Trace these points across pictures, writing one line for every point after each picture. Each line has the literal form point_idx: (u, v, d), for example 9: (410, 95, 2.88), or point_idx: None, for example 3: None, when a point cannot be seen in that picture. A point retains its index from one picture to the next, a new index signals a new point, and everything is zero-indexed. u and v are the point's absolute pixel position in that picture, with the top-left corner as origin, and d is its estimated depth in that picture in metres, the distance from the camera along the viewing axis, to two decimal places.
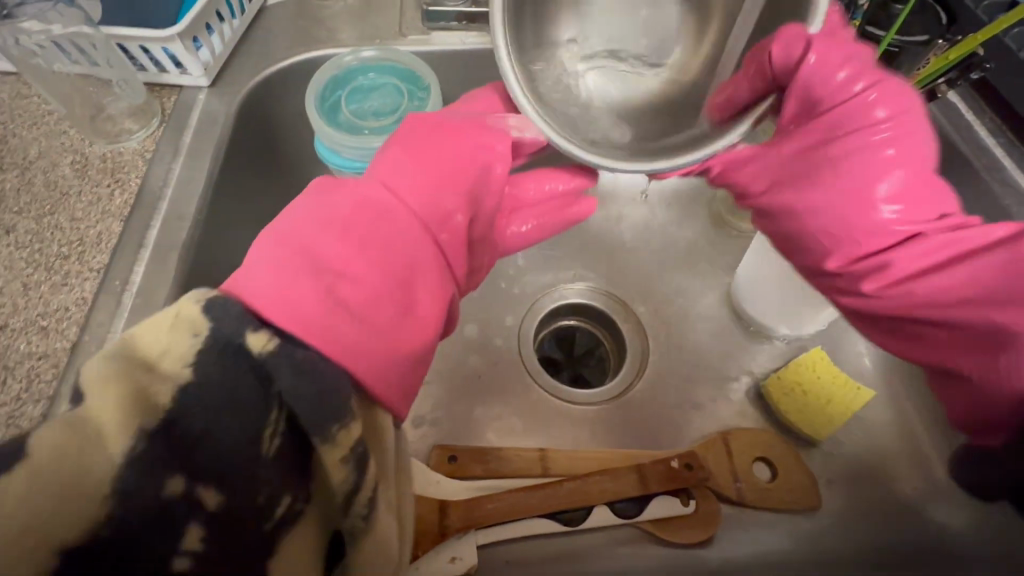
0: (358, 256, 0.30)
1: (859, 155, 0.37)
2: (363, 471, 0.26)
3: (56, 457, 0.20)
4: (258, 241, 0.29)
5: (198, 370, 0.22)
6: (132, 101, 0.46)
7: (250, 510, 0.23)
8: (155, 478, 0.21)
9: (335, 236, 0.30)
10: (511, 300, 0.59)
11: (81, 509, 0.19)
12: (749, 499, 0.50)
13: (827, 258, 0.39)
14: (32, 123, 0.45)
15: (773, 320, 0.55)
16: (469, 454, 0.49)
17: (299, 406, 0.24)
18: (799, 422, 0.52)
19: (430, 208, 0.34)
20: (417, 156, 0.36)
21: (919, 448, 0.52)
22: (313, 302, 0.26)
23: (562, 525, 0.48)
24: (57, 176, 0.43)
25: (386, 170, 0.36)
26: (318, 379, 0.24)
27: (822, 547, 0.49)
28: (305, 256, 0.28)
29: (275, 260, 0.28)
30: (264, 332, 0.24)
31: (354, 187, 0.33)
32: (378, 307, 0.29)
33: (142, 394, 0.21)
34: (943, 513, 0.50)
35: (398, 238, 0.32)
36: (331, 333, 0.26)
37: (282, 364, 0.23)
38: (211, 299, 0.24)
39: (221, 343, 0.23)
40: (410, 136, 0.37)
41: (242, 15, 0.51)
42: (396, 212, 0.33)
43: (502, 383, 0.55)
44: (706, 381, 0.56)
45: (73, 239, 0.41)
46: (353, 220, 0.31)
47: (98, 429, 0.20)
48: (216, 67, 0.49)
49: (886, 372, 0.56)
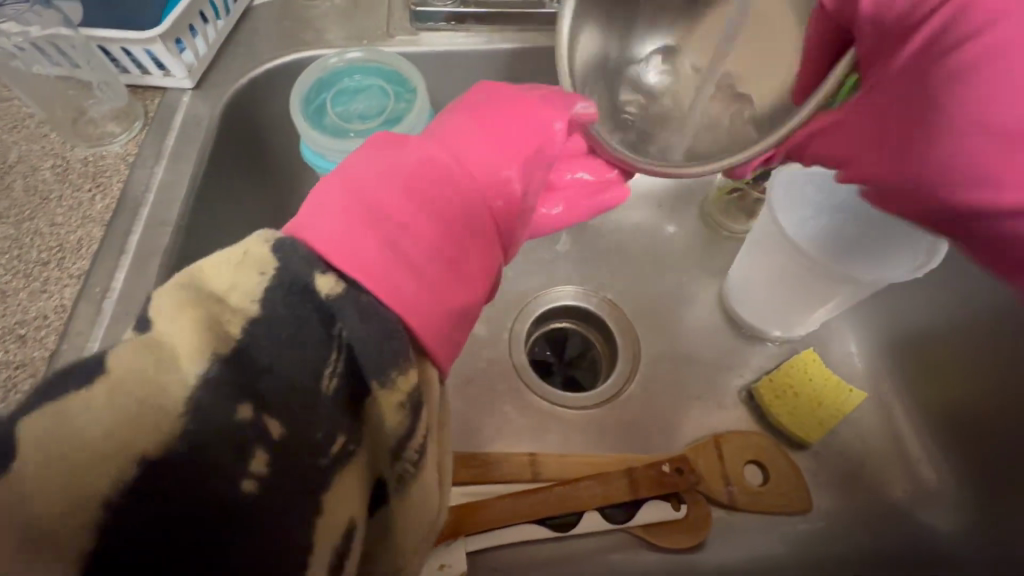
0: (415, 215, 0.26)
1: (982, 66, 0.32)
2: (417, 417, 0.25)
3: (129, 380, 0.20)
4: (322, 183, 0.27)
5: (265, 305, 0.22)
6: (115, 104, 0.45)
7: (309, 444, 0.23)
8: (227, 403, 0.21)
9: (397, 183, 0.27)
10: (502, 302, 0.59)
11: (151, 431, 0.20)
12: (740, 503, 0.49)
13: (971, 193, 0.31)
14: (12, 126, 0.45)
15: (767, 321, 0.55)
16: (458, 459, 0.49)
17: (359, 348, 0.23)
18: (790, 425, 0.52)
19: (489, 173, 0.30)
20: (481, 116, 0.32)
21: (910, 451, 0.52)
22: (377, 260, 0.24)
23: (552, 530, 0.47)
24: (38, 180, 0.43)
25: (444, 128, 0.33)
26: (381, 325, 0.23)
27: (812, 551, 0.49)
28: (364, 205, 0.26)
29: (334, 207, 0.25)
30: (331, 275, 0.23)
31: (418, 141, 0.29)
32: (432, 273, 0.26)
33: (214, 323, 0.22)
34: (931, 515, 0.50)
35: (458, 200, 0.28)
36: (390, 285, 0.24)
37: (348, 307, 0.23)
38: (279, 240, 0.23)
39: (288, 282, 0.23)
40: (477, 99, 0.34)
41: (227, 15, 0.50)
42: (454, 166, 0.29)
43: (493, 387, 0.55)
44: (698, 384, 0.55)
45: (53, 245, 0.40)
46: (414, 176, 0.28)
47: (172, 351, 0.21)
48: (201, 69, 0.48)
49: (877, 374, 0.55)
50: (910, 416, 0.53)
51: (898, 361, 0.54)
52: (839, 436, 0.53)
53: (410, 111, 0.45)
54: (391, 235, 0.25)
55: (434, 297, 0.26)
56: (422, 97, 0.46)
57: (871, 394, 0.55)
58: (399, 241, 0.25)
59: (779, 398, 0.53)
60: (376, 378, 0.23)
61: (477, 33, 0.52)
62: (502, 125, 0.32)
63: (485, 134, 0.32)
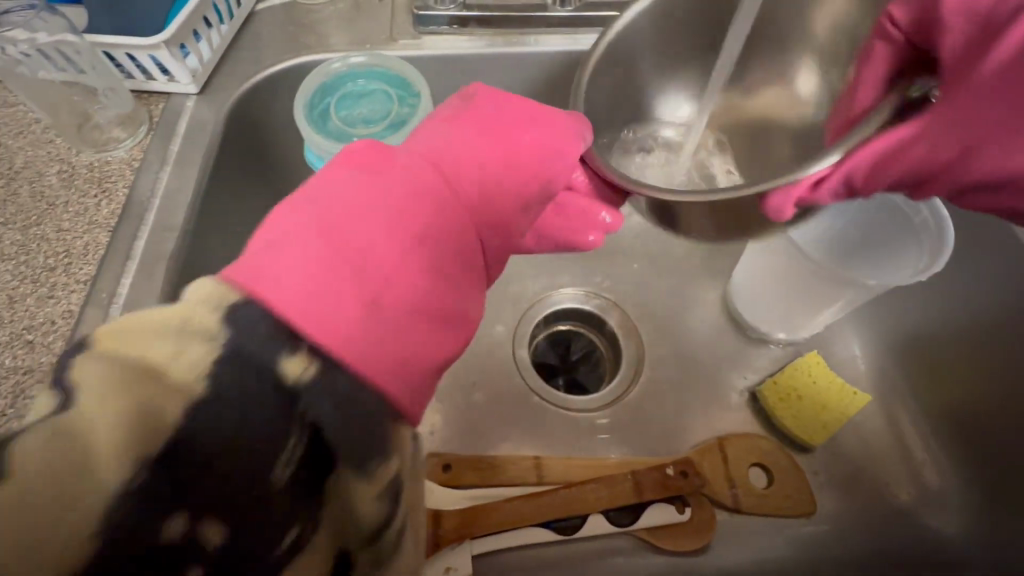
0: (395, 255, 0.26)
1: None
2: (396, 501, 0.25)
3: (41, 480, 0.17)
4: (292, 214, 0.25)
5: (212, 383, 0.20)
6: (120, 110, 0.46)
7: (260, 545, 0.21)
8: (151, 523, 0.19)
9: (377, 225, 0.26)
10: (506, 306, 0.59)
11: (61, 545, 0.17)
12: (744, 506, 0.49)
13: None
14: (18, 132, 0.45)
15: (770, 324, 0.55)
16: (463, 463, 0.49)
17: (330, 428, 0.21)
18: (794, 427, 0.52)
19: (475, 209, 0.30)
20: (473, 142, 0.31)
21: (915, 453, 0.52)
22: (351, 312, 0.23)
23: (556, 533, 0.47)
24: (44, 186, 0.43)
25: (430, 148, 0.31)
26: (357, 407, 0.22)
27: (817, 555, 0.49)
28: (339, 247, 0.24)
29: (306, 246, 0.24)
30: (301, 356, 0.21)
31: (402, 171, 0.28)
32: (409, 319, 0.26)
33: (148, 409, 0.19)
34: (936, 518, 0.50)
35: (440, 239, 0.27)
36: (362, 344, 0.23)
37: (320, 395, 0.21)
38: (232, 309, 0.21)
39: (242, 358, 0.20)
40: (470, 121, 0.32)
41: (231, 20, 0.50)
42: (440, 202, 0.28)
43: (497, 390, 0.55)
44: (701, 386, 0.55)
45: (60, 250, 0.41)
46: (396, 212, 0.27)
47: (88, 447, 0.18)
48: (205, 75, 0.48)
49: (881, 377, 0.55)
50: (915, 419, 0.53)
51: (901, 364, 0.54)
52: (843, 438, 0.53)
53: (414, 116, 0.45)
54: (367, 287, 0.24)
55: (404, 350, 0.25)
56: (426, 101, 0.46)
57: (875, 397, 0.55)
58: (373, 292, 0.24)
59: (783, 401, 0.53)
60: (354, 469, 0.22)
61: (479, 37, 0.52)
62: (490, 154, 0.31)
63: (472, 163, 0.30)
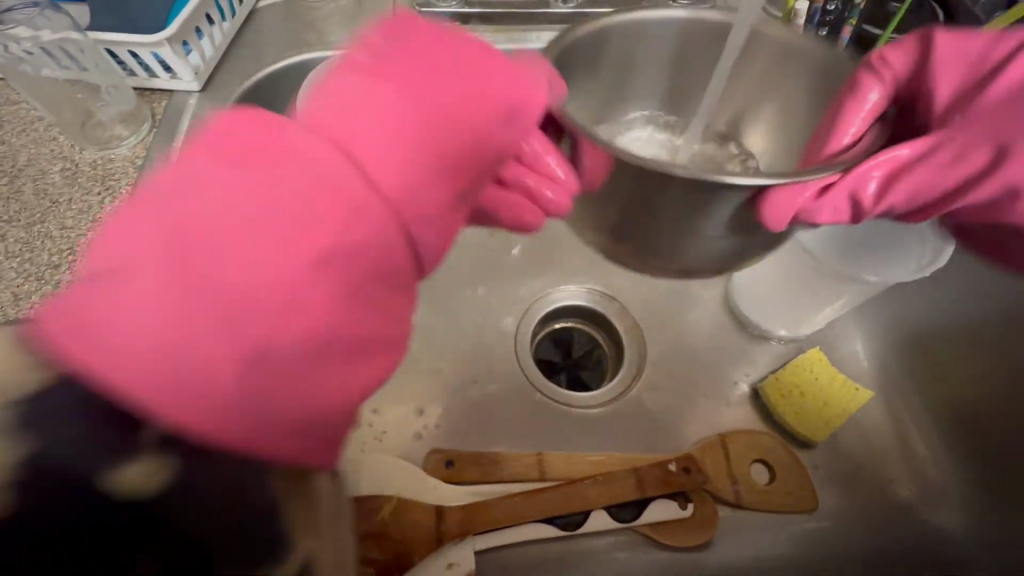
0: (276, 274, 0.21)
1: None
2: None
3: None
4: (136, 223, 0.20)
5: (25, 504, 0.18)
6: (121, 108, 0.45)
7: None
8: None
9: (249, 239, 0.21)
10: (508, 303, 0.59)
11: None
12: (746, 502, 0.49)
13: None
14: (21, 130, 0.45)
15: (773, 320, 0.55)
16: (465, 458, 0.49)
17: (209, 534, 0.20)
18: (797, 423, 0.52)
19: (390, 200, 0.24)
20: (382, 109, 0.25)
21: (916, 450, 0.52)
22: (212, 350, 0.20)
23: (559, 530, 0.47)
24: (47, 184, 0.43)
25: (332, 113, 0.24)
26: (231, 485, 0.20)
27: (820, 552, 0.49)
28: (195, 271, 0.20)
29: (153, 273, 0.19)
30: (150, 457, 0.19)
31: (286, 155, 0.22)
32: (299, 346, 0.21)
33: None
34: (938, 514, 0.50)
35: (340, 245, 0.22)
36: (232, 386, 0.20)
37: (177, 491, 0.20)
38: (46, 404, 0.19)
39: (55, 474, 0.19)
40: (385, 76, 0.25)
41: (232, 18, 0.50)
42: (337, 208, 0.22)
43: (500, 387, 0.55)
44: (703, 383, 0.56)
45: (64, 248, 0.41)
46: (275, 216, 0.21)
47: None
48: (207, 72, 0.48)
49: (884, 373, 0.55)
50: (918, 415, 0.53)
51: (903, 360, 0.54)
52: (845, 434, 0.53)
53: None
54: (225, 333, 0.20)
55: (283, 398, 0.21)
56: None
57: (877, 394, 0.55)
58: (243, 333, 0.20)
59: (785, 397, 0.53)
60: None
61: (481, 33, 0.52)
62: (412, 141, 0.25)
63: (387, 153, 0.24)
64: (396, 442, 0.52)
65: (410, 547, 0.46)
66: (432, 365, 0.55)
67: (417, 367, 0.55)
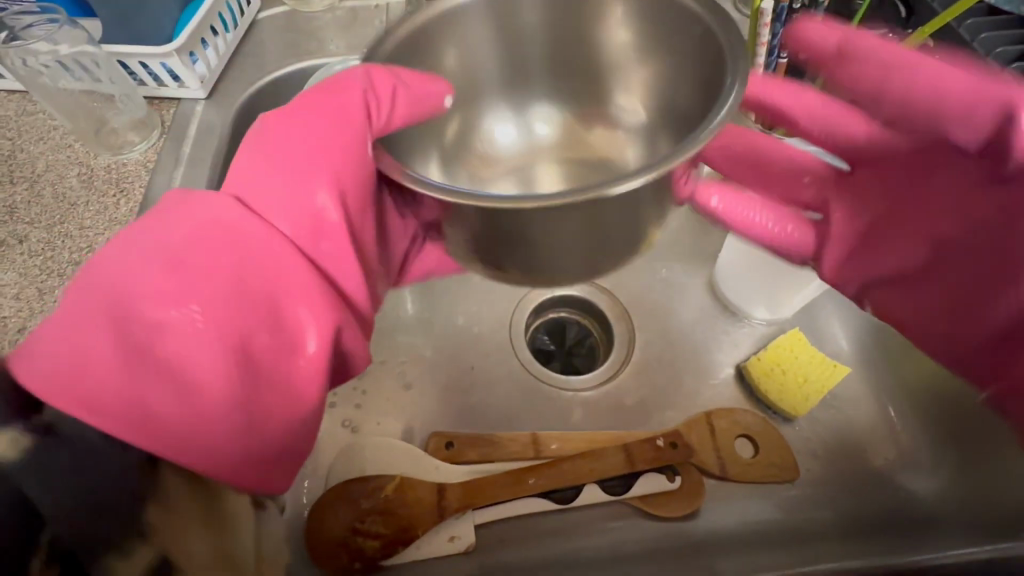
0: (198, 295, 0.31)
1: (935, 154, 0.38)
2: None
3: None
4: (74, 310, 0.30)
5: None
6: (135, 115, 0.51)
7: None
8: None
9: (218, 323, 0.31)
10: (503, 290, 0.62)
11: None
12: (732, 473, 0.52)
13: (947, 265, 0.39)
14: (41, 138, 0.51)
15: (751, 303, 0.58)
16: (466, 440, 0.52)
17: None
18: (777, 399, 0.55)
19: (297, 224, 0.35)
20: (269, 162, 0.36)
21: (890, 418, 0.56)
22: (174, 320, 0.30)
23: (555, 503, 0.50)
24: (65, 188, 0.48)
25: (249, 196, 0.35)
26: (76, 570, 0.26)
27: (803, 517, 0.52)
28: (122, 318, 0.30)
29: (156, 285, 0.31)
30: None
31: (188, 212, 0.33)
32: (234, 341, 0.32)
33: None
34: (913, 480, 0.53)
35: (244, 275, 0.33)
36: (152, 358, 0.29)
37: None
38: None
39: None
40: (273, 135, 0.37)
41: (235, 29, 0.57)
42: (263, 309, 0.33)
43: (497, 370, 0.58)
44: (689, 364, 0.58)
45: (83, 246, 0.45)
46: (181, 258, 0.32)
47: None
48: (212, 80, 0.54)
49: (859, 351, 0.59)
50: (892, 387, 0.56)
51: (877, 336, 0.58)
52: (825, 406, 0.56)
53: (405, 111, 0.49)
54: (220, 223, 0.33)
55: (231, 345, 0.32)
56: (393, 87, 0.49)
57: (855, 370, 0.58)
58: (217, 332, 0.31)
59: (767, 374, 0.56)
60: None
61: None
62: (285, 210, 0.35)
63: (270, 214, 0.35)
64: (398, 423, 0.55)
65: (413, 525, 0.48)
66: (431, 352, 0.59)
67: (417, 355, 0.58)
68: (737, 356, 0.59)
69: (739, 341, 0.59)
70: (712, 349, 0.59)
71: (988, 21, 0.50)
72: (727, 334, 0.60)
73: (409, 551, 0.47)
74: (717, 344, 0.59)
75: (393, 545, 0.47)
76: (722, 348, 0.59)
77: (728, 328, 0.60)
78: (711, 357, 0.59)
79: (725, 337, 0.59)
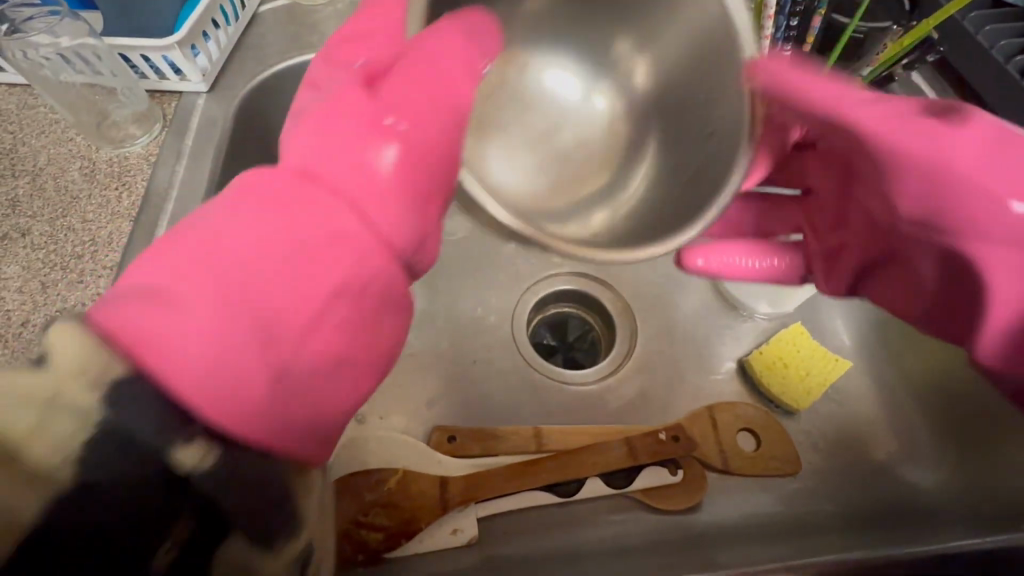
0: (309, 286, 0.26)
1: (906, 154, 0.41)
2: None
3: None
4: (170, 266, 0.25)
5: None
6: (136, 108, 0.51)
7: None
8: None
9: (331, 323, 0.27)
10: (504, 284, 0.62)
11: None
12: (734, 467, 0.52)
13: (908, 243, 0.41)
14: (42, 132, 0.51)
15: (754, 298, 0.58)
16: (468, 434, 0.52)
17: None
18: (779, 393, 0.55)
19: (403, 230, 0.29)
20: (401, 138, 0.30)
21: (890, 412, 0.56)
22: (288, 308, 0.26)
23: (557, 496, 0.51)
24: (67, 181, 0.48)
25: (369, 177, 0.29)
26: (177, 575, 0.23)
27: (804, 509, 0.52)
28: (234, 296, 0.25)
29: (269, 263, 0.26)
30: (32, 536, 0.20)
31: (306, 178, 0.28)
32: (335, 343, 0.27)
33: None
34: (913, 473, 0.53)
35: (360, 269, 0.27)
36: (260, 348, 0.25)
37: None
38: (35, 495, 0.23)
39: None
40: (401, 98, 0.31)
41: (235, 21, 0.57)
42: (374, 311, 0.28)
43: (498, 364, 0.58)
44: (691, 358, 0.58)
45: (86, 240, 0.46)
46: (296, 235, 0.27)
47: None
48: (213, 73, 0.54)
49: (861, 345, 0.59)
50: (892, 380, 0.56)
51: (879, 330, 0.58)
52: (826, 400, 0.56)
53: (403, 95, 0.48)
54: (321, 190, 0.27)
55: (332, 327, 0.27)
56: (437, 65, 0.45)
57: (856, 363, 0.58)
58: (325, 330, 0.27)
59: (769, 369, 0.55)
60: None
61: None
62: (410, 201, 0.29)
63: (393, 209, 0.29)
64: (400, 417, 0.55)
65: (415, 517, 0.48)
66: (433, 346, 0.59)
67: (418, 348, 0.58)
68: (739, 350, 0.59)
69: (740, 336, 0.59)
70: (714, 343, 0.59)
71: (992, 13, 0.50)
72: (729, 328, 0.60)
73: (413, 544, 0.47)
74: (719, 338, 0.59)
75: (397, 538, 0.47)
76: (724, 342, 0.59)
77: (730, 322, 0.60)
78: (713, 351, 0.59)
79: (727, 331, 0.59)
